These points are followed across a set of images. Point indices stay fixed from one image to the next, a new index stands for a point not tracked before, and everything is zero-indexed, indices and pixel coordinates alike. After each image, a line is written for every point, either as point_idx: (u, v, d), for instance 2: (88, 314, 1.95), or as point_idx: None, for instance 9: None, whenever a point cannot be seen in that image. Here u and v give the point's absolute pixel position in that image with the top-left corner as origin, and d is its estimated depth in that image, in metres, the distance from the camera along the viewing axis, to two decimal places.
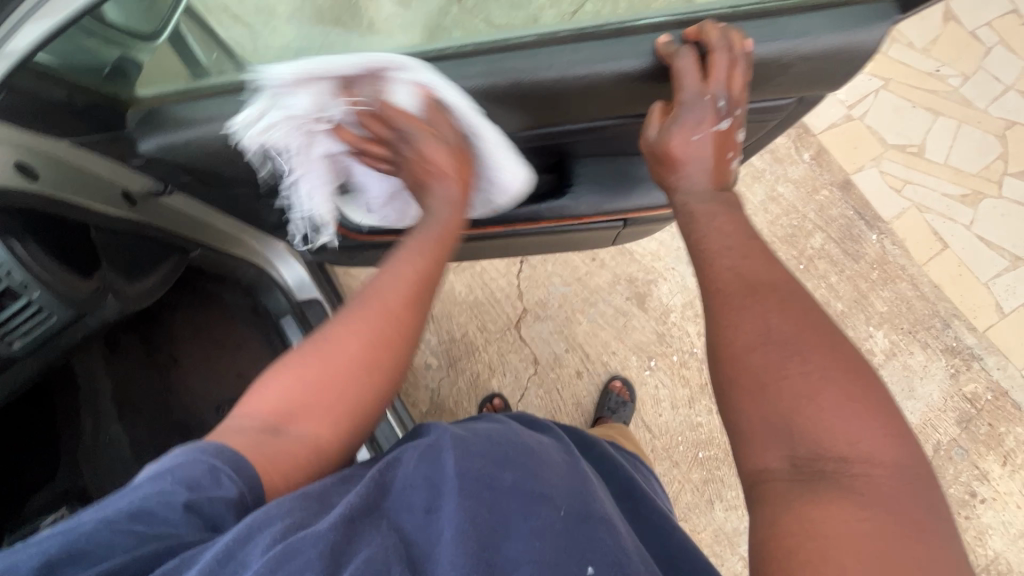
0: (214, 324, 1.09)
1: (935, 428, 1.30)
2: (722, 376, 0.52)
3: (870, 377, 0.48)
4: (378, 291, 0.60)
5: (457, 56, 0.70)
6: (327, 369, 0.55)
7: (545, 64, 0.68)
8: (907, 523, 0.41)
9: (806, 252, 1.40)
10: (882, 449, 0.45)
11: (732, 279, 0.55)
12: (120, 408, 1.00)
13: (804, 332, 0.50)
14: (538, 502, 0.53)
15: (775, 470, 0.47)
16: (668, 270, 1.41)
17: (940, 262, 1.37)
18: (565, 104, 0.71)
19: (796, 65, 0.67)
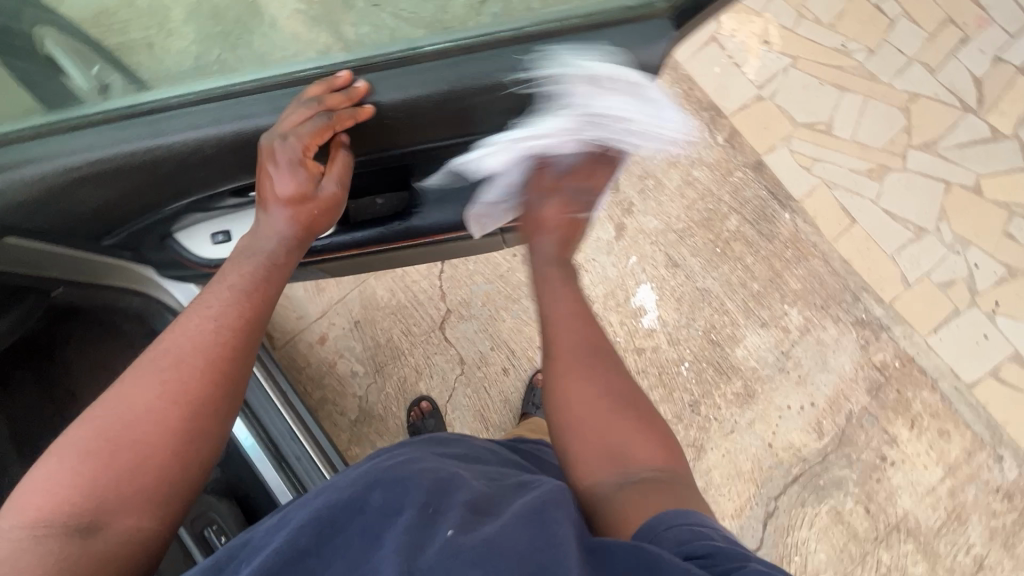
0: (110, 354, 1.07)
1: (847, 398, 1.36)
2: (566, 427, 0.68)
3: (644, 406, 0.70)
4: (188, 343, 0.60)
5: (245, 96, 0.65)
6: (136, 444, 0.55)
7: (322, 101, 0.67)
8: (677, 488, 0.64)
9: (722, 236, 1.42)
10: (654, 453, 0.66)
11: (579, 341, 0.72)
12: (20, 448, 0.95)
13: (615, 388, 0.70)
14: (408, 506, 0.54)
15: (602, 483, 0.64)
16: (589, 261, 1.41)
17: (849, 237, 1.41)
18: (390, 130, 0.71)
19: (574, 87, 0.68)
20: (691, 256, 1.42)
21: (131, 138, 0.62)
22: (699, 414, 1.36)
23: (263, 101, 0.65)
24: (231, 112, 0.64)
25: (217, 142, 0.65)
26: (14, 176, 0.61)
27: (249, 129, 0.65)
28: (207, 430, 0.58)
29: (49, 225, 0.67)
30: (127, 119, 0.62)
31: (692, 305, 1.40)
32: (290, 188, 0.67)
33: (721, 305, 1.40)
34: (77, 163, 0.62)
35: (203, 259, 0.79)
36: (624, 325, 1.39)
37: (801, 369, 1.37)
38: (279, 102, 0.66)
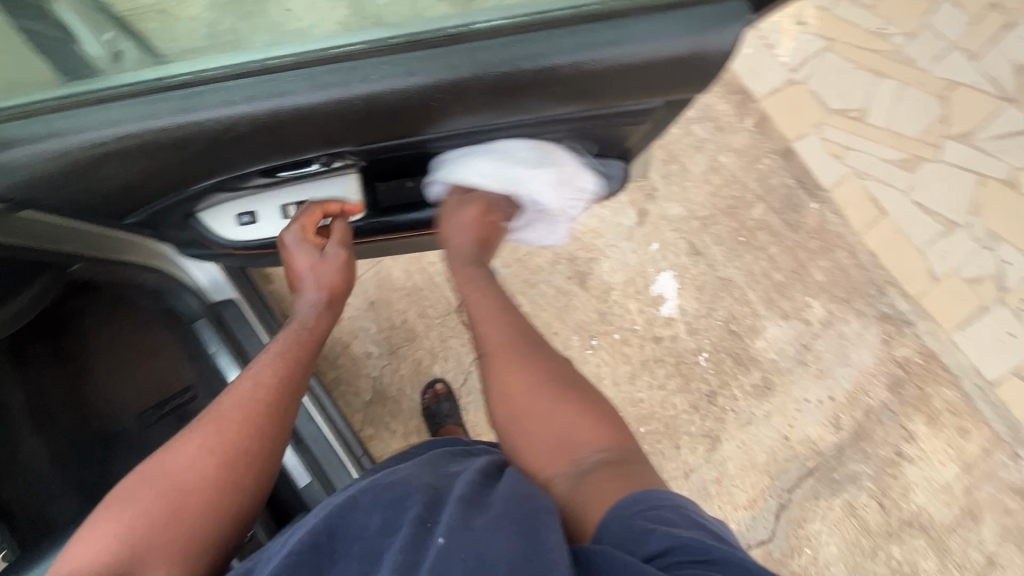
0: (125, 329, 1.06)
1: (867, 393, 1.34)
2: (508, 419, 0.68)
3: (583, 387, 0.70)
4: (229, 402, 0.69)
5: (284, 72, 0.56)
6: (181, 491, 0.62)
7: (360, 78, 0.57)
8: (631, 469, 0.63)
9: (747, 224, 1.39)
10: (601, 434, 0.65)
11: (507, 326, 0.74)
12: (37, 422, 0.94)
13: (551, 377, 0.69)
14: (404, 523, 0.54)
15: (553, 473, 0.63)
16: (609, 247, 1.39)
17: (877, 229, 1.37)
18: (430, 115, 0.61)
19: (638, 71, 0.59)
20: (714, 244, 1.38)
21: (161, 116, 0.57)
22: (716, 404, 1.35)
23: (294, 78, 0.56)
24: (267, 90, 0.57)
25: (250, 121, 0.58)
26: (40, 150, 0.58)
27: (283, 108, 0.57)
28: (242, 479, 0.65)
29: (75, 201, 0.64)
30: (157, 92, 0.57)
31: (713, 294, 1.37)
32: (304, 262, 0.77)
33: (742, 295, 1.37)
34: (103, 138, 0.58)
35: (230, 241, 0.78)
36: (644, 313, 1.37)
37: (821, 363, 1.35)
38: (311, 79, 0.57)
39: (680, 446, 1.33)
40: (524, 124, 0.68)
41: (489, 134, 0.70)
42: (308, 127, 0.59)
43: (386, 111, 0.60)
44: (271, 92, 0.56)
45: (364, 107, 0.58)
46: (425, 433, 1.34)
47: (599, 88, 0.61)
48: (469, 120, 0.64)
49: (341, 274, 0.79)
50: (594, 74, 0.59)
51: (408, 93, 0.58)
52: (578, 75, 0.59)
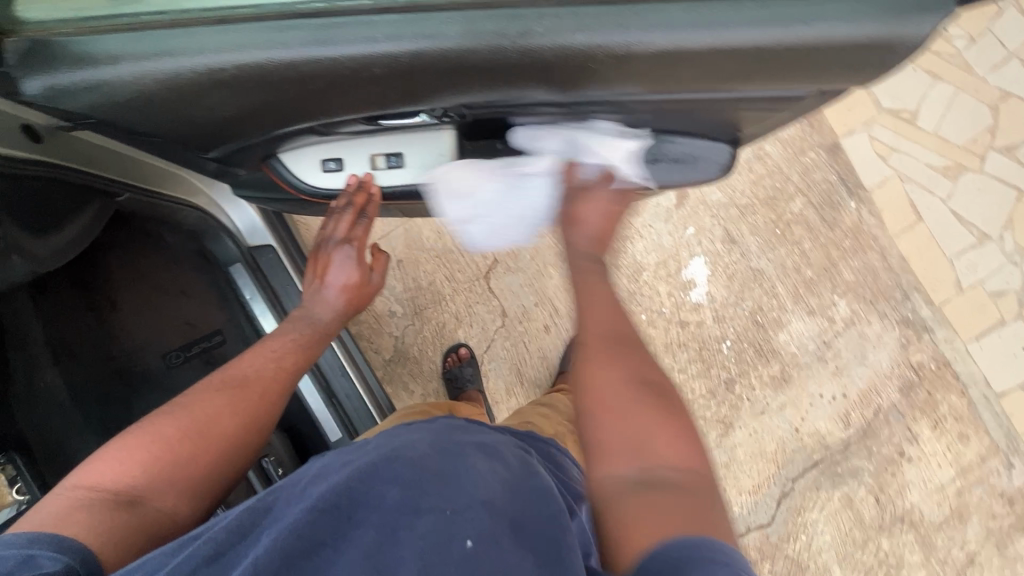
0: (152, 266, 1.03)
1: (878, 393, 1.37)
2: (586, 414, 0.61)
3: (677, 409, 0.62)
4: (250, 368, 0.68)
5: (435, 10, 0.45)
6: (201, 436, 0.60)
7: (522, 29, 0.46)
8: (700, 499, 0.54)
9: (784, 217, 1.38)
10: (680, 458, 0.57)
11: (601, 317, 0.67)
12: (57, 353, 0.90)
13: (644, 384, 0.62)
14: (423, 510, 0.49)
15: (622, 477, 0.56)
16: (645, 227, 1.37)
17: (912, 234, 1.38)
18: (568, 79, 0.51)
19: (820, 57, 0.49)
20: (750, 234, 1.38)
21: (290, 46, 0.45)
22: (733, 392, 1.37)
23: (439, 21, 0.45)
24: (412, 32, 0.45)
25: (385, 66, 0.47)
26: (147, 71, 0.46)
27: (430, 54, 0.46)
28: (253, 444, 0.64)
29: (170, 130, 0.54)
30: (286, 18, 0.45)
31: (743, 284, 1.37)
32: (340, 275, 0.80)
33: (771, 288, 1.37)
34: (219, 67, 0.46)
35: (308, 187, 0.67)
36: (672, 296, 1.37)
37: (838, 361, 1.37)
38: (452, 24, 0.45)
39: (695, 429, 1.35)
40: (668, 100, 0.58)
41: (623, 108, 0.60)
42: (440, 76, 0.49)
43: (537, 69, 0.49)
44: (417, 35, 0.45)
45: (516, 63, 0.48)
46: (443, 396, 1.34)
47: (767, 70, 0.51)
48: (616, 88, 0.53)
49: (366, 291, 0.83)
50: (785, 56, 0.49)
51: (567, 54, 0.47)
52: (773, 55, 0.48)
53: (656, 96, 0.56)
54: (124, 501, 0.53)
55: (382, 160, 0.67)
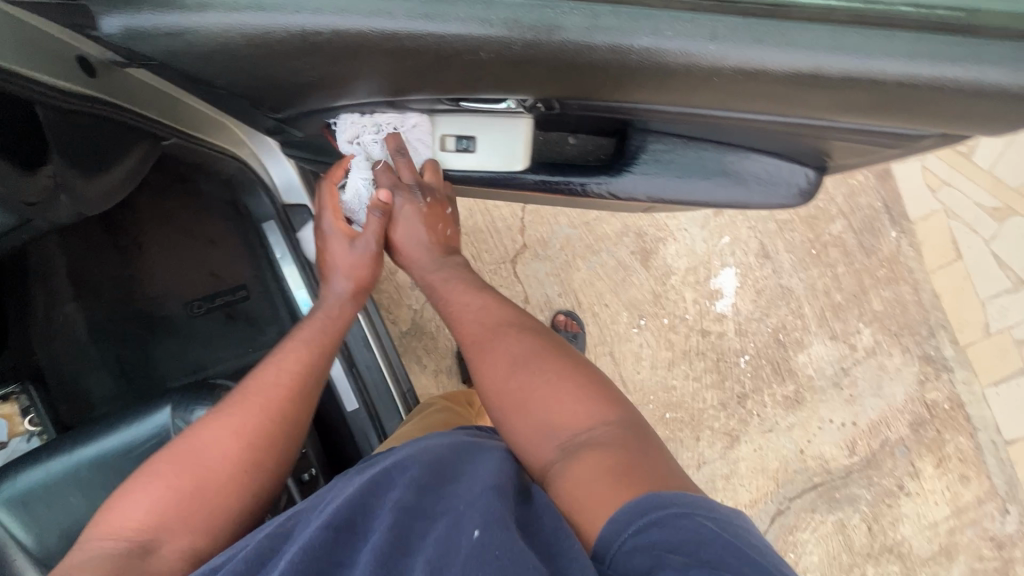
0: (180, 212, 1.01)
1: (888, 426, 1.37)
2: (498, 417, 0.62)
3: (574, 363, 0.63)
4: (251, 383, 0.64)
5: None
6: (202, 472, 0.57)
7: (650, 30, 0.41)
8: (626, 444, 0.55)
9: (822, 237, 1.35)
10: (595, 414, 0.58)
11: (475, 323, 0.68)
12: (77, 288, 0.99)
13: (538, 358, 0.63)
14: (434, 512, 0.47)
15: (551, 458, 0.57)
16: (679, 230, 1.35)
17: (948, 271, 1.35)
18: (678, 87, 0.46)
19: (959, 104, 0.44)
20: (785, 251, 1.35)
21: (395, 14, 0.41)
22: (744, 407, 1.36)
23: (568, 11, 0.41)
24: (530, 19, 0.41)
25: (493, 51, 0.43)
26: (235, 23, 0.43)
27: (546, 44, 0.42)
28: (264, 461, 0.60)
29: (246, 87, 0.50)
30: None
31: (770, 300, 1.35)
32: (340, 256, 0.74)
33: (798, 308, 1.36)
34: (316, 29, 0.42)
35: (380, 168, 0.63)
36: (697, 304, 1.35)
37: (854, 389, 1.36)
38: (575, 19, 0.41)
39: (701, 439, 1.34)
40: (776, 126, 0.51)
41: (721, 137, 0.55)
42: (551, 70, 0.44)
43: (656, 75, 0.44)
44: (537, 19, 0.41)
45: (636, 67, 0.43)
46: (454, 376, 1.32)
47: (903, 108, 0.45)
48: (724, 108, 0.48)
49: (362, 264, 0.74)
50: (926, 97, 0.44)
51: (691, 64, 0.43)
52: (918, 93, 0.43)
53: (765, 125, 0.51)
54: (136, 548, 0.52)
55: (452, 143, 0.58)
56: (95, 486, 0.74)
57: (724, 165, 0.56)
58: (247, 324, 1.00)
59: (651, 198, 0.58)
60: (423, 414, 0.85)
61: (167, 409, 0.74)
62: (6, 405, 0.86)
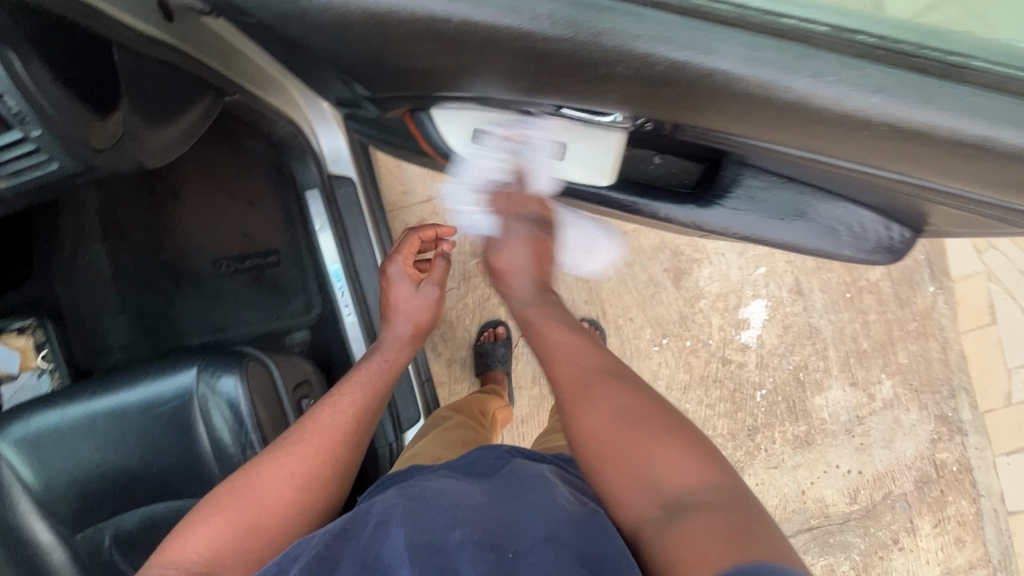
0: (221, 166, 0.97)
1: (893, 479, 1.34)
2: (585, 464, 0.55)
3: (674, 414, 0.55)
4: (310, 422, 0.62)
5: (725, 23, 0.33)
6: (259, 512, 0.55)
7: (812, 72, 0.33)
8: (736, 510, 0.47)
9: (858, 282, 1.33)
10: (700, 473, 0.50)
11: (571, 366, 0.58)
12: (106, 229, 0.97)
13: (638, 405, 0.55)
14: (483, 546, 0.45)
15: (649, 517, 0.50)
16: (716, 254, 1.32)
17: (980, 335, 1.33)
18: (819, 135, 0.38)
19: None
20: (819, 290, 1.33)
21: (539, 15, 0.34)
22: (752, 440, 1.34)
23: (730, 44, 0.33)
24: (684, 40, 0.33)
25: (633, 69, 0.35)
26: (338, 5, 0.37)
27: (696, 75, 0.34)
28: (319, 505, 0.59)
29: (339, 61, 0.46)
30: None
31: (796, 338, 1.33)
32: (403, 297, 0.78)
33: (823, 349, 1.34)
34: (442, 17, 0.35)
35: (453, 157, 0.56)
36: (723, 330, 1.33)
37: (866, 438, 1.34)
38: (746, 52, 0.33)
39: None
40: (894, 184, 0.46)
41: (824, 183, 0.50)
42: (685, 95, 0.37)
43: (800, 120, 0.36)
44: (701, 46, 0.33)
45: (778, 110, 0.35)
46: (467, 368, 1.30)
47: None
48: (858, 160, 0.41)
49: (427, 313, 0.78)
50: None
51: (849, 117, 0.34)
52: None
53: (874, 181, 0.46)
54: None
55: (540, 148, 0.53)
56: (111, 438, 0.72)
57: (802, 209, 0.53)
58: (274, 290, 0.98)
59: (735, 235, 0.55)
60: (441, 430, 0.81)
61: (193, 369, 0.72)
62: (22, 338, 0.90)
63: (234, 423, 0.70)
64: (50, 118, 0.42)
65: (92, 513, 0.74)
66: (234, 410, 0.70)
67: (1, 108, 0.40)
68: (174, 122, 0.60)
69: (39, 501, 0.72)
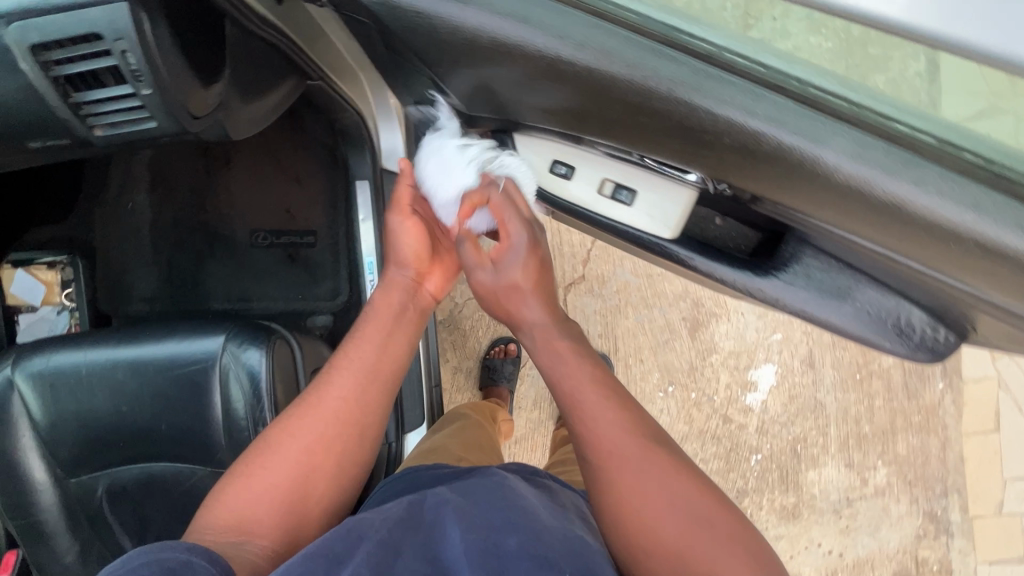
0: (278, 141, 0.98)
1: (872, 568, 1.33)
2: (629, 557, 0.49)
3: (733, 513, 0.50)
4: (319, 388, 0.57)
5: (837, 117, 0.36)
6: (279, 482, 0.53)
7: (913, 179, 0.35)
8: None
9: (870, 366, 1.33)
10: None
11: (620, 442, 0.50)
12: (153, 181, 0.98)
13: (694, 495, 0.49)
14: (539, 562, 0.43)
15: None
16: (736, 312, 1.33)
17: (981, 439, 1.33)
18: (902, 236, 0.39)
19: None
20: (831, 367, 1.33)
21: (658, 76, 0.37)
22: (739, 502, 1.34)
23: (836, 136, 0.35)
24: (797, 126, 0.36)
25: (738, 141, 0.38)
26: (479, 26, 0.39)
27: (796, 159, 0.37)
28: (340, 471, 0.56)
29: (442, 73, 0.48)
30: (664, 47, 0.37)
31: (800, 409, 1.33)
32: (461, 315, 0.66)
33: (824, 425, 1.34)
34: (569, 59, 0.38)
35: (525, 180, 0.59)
36: (729, 388, 1.33)
37: (851, 522, 1.33)
38: (852, 146, 0.35)
39: None
40: (956, 293, 0.46)
41: (883, 277, 0.51)
42: (780, 173, 0.39)
43: (887, 219, 0.37)
44: (807, 132, 0.36)
45: (868, 206, 0.37)
46: (472, 379, 1.30)
47: None
48: (930, 266, 0.42)
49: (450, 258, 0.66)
50: None
51: (937, 226, 0.35)
52: None
53: (934, 287, 0.47)
54: (234, 539, 0.50)
55: (611, 190, 0.54)
56: (125, 389, 0.72)
57: (851, 292, 0.54)
58: (304, 270, 0.98)
59: (783, 308, 0.56)
60: (458, 429, 0.83)
61: (220, 336, 0.72)
62: (50, 272, 0.92)
63: (252, 398, 0.70)
64: (163, 82, 0.43)
65: (90, 461, 0.74)
66: (254, 384, 0.70)
67: (120, 63, 0.41)
68: (265, 97, 0.62)
69: (43, 440, 0.73)
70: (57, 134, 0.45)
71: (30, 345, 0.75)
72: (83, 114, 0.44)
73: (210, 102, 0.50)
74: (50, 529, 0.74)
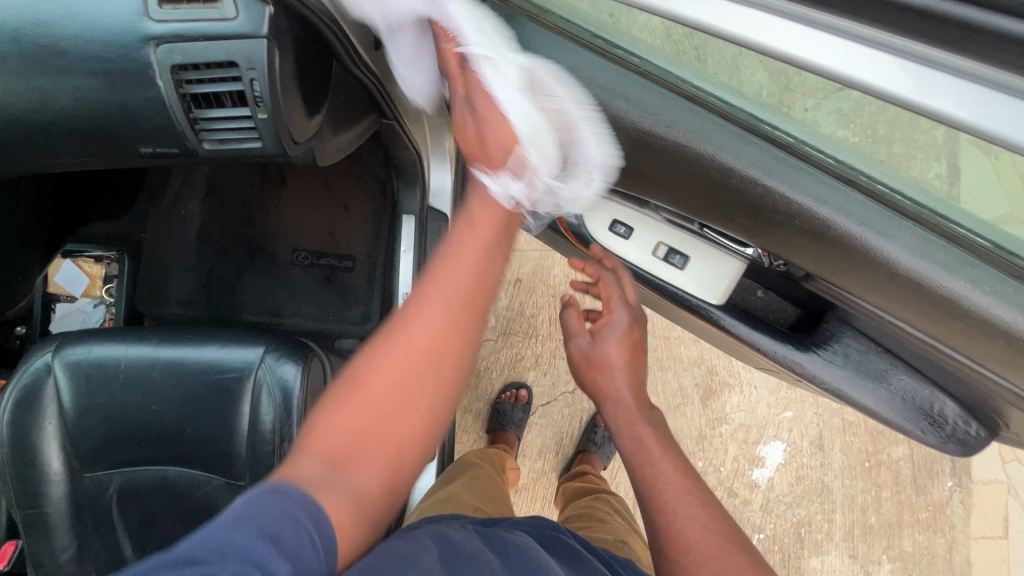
0: (335, 169, 1.03)
1: None
2: None
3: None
4: (390, 365, 0.40)
5: (899, 212, 0.40)
6: (355, 510, 0.36)
7: (968, 278, 0.39)
8: None
9: (879, 455, 1.32)
10: None
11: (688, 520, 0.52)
12: (209, 191, 1.03)
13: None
14: None
15: None
16: (749, 385, 1.33)
17: (989, 545, 1.30)
18: (953, 331, 0.42)
19: None
20: (840, 451, 1.32)
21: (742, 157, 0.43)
22: None
23: (897, 230, 0.40)
24: (864, 218, 0.41)
25: (807, 224, 0.43)
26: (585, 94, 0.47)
27: (862, 246, 0.41)
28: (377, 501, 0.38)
29: None
30: (752, 133, 0.44)
31: (806, 491, 1.32)
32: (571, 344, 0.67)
33: (830, 511, 1.31)
34: (661, 134, 0.46)
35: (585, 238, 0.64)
36: (736, 461, 1.32)
37: None
38: (912, 240, 0.40)
39: None
40: (994, 390, 0.48)
41: (921, 367, 0.54)
42: (843, 259, 0.43)
43: (939, 312, 0.41)
44: (873, 224, 0.40)
45: (923, 297, 0.40)
46: (481, 421, 1.30)
47: None
48: (974, 361, 0.44)
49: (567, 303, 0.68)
50: None
51: (988, 324, 0.39)
52: None
53: (972, 381, 0.49)
54: (327, 476, 0.37)
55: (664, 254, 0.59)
56: (158, 390, 0.73)
57: (887, 376, 0.56)
58: (339, 294, 1.00)
59: (822, 386, 0.58)
60: (470, 481, 0.83)
61: (259, 348, 0.74)
62: (96, 266, 0.96)
63: (282, 413, 0.70)
64: (277, 109, 0.48)
65: (109, 456, 0.74)
66: (285, 399, 0.71)
67: (247, 90, 0.47)
68: (350, 130, 0.67)
69: (68, 430, 0.73)
70: (170, 143, 0.51)
71: (74, 333, 0.76)
72: (198, 128, 0.49)
73: (310, 130, 0.55)
74: (54, 524, 0.72)
